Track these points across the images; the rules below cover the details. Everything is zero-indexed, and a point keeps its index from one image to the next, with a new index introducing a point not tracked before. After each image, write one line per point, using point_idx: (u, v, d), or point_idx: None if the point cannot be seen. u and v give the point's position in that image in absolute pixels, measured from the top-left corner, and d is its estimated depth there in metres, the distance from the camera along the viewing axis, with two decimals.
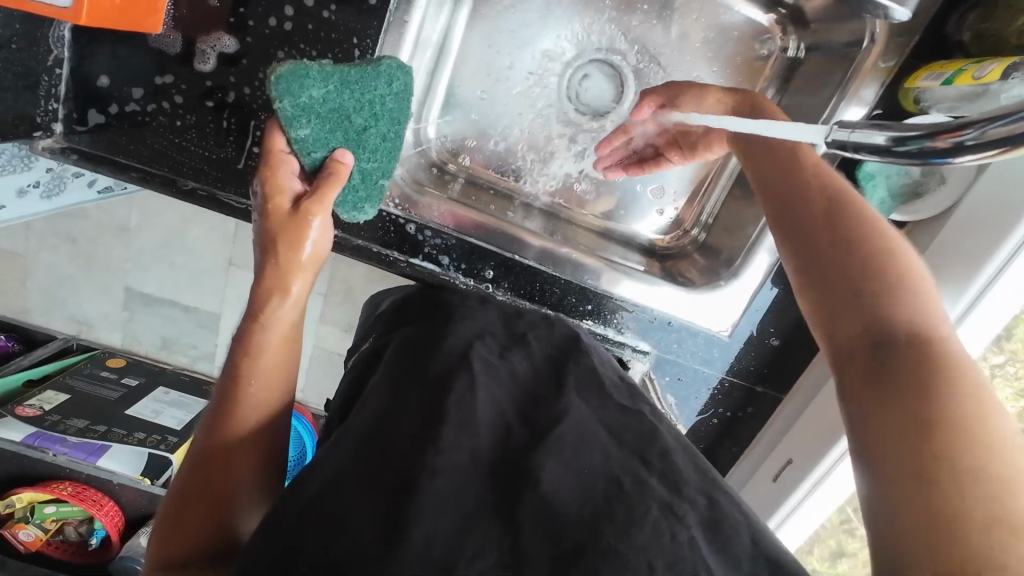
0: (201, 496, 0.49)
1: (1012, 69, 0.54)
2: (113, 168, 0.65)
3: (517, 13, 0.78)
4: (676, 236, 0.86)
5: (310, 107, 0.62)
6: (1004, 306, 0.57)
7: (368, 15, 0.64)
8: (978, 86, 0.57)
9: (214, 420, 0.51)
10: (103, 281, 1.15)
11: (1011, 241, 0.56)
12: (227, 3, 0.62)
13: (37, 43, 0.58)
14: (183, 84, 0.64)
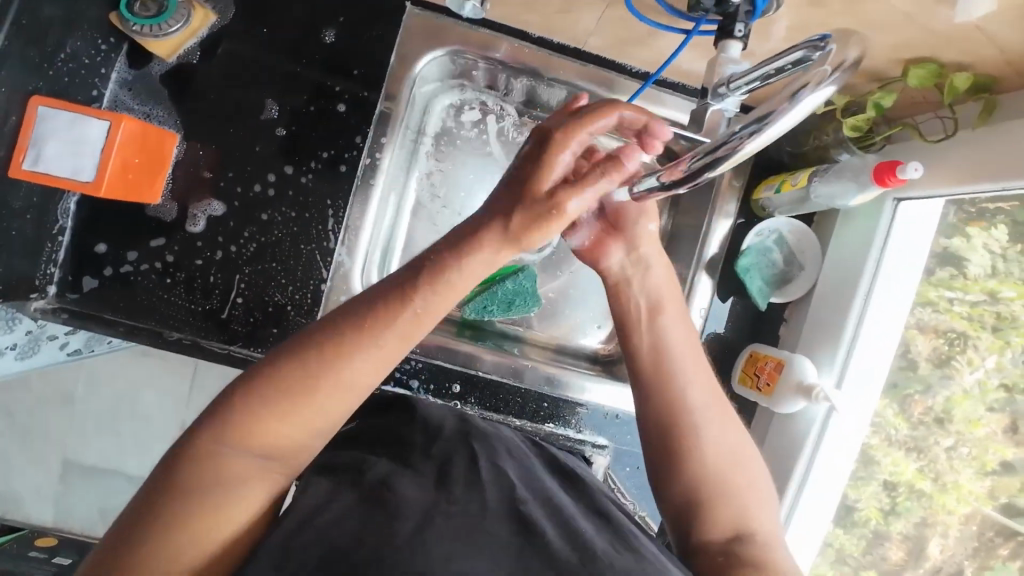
0: (293, 407, 0.47)
1: (815, 175, 0.71)
2: (102, 324, 0.71)
3: (444, 169, 0.87)
4: (616, 343, 0.95)
5: (512, 287, 0.88)
6: (860, 364, 0.73)
7: (340, 181, 0.75)
8: (799, 189, 0.72)
9: (287, 386, 0.48)
10: (41, 454, 1.11)
11: (853, 312, 0.72)
12: (218, 173, 0.72)
13: (48, 214, 0.68)
14: (175, 245, 0.72)
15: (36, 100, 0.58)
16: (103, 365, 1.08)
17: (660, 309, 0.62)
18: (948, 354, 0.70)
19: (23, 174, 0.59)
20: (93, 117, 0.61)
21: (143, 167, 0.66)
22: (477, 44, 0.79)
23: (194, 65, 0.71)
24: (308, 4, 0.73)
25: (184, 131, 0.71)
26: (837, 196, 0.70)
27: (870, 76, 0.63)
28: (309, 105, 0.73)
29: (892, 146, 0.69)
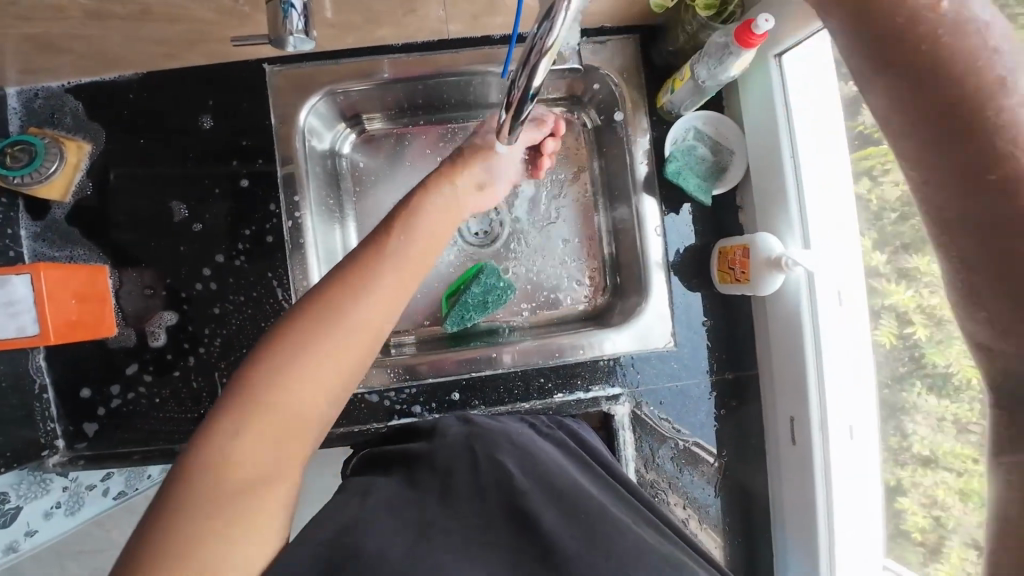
0: (305, 348, 0.50)
1: (696, 64, 0.69)
2: (117, 458, 0.75)
3: (382, 204, 0.90)
4: (598, 294, 0.93)
5: (485, 286, 0.88)
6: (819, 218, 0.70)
7: (273, 252, 0.77)
8: (689, 83, 0.71)
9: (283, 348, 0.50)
10: None
11: (789, 177, 0.71)
12: (157, 286, 0.76)
13: (24, 376, 0.72)
14: (149, 364, 0.76)
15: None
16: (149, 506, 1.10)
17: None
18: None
19: None
20: (10, 275, 0.61)
21: (82, 303, 0.68)
22: (340, 77, 0.79)
23: (89, 194, 0.75)
24: (176, 103, 0.76)
25: (110, 260, 0.76)
26: (718, 73, 0.67)
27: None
28: (213, 189, 0.77)
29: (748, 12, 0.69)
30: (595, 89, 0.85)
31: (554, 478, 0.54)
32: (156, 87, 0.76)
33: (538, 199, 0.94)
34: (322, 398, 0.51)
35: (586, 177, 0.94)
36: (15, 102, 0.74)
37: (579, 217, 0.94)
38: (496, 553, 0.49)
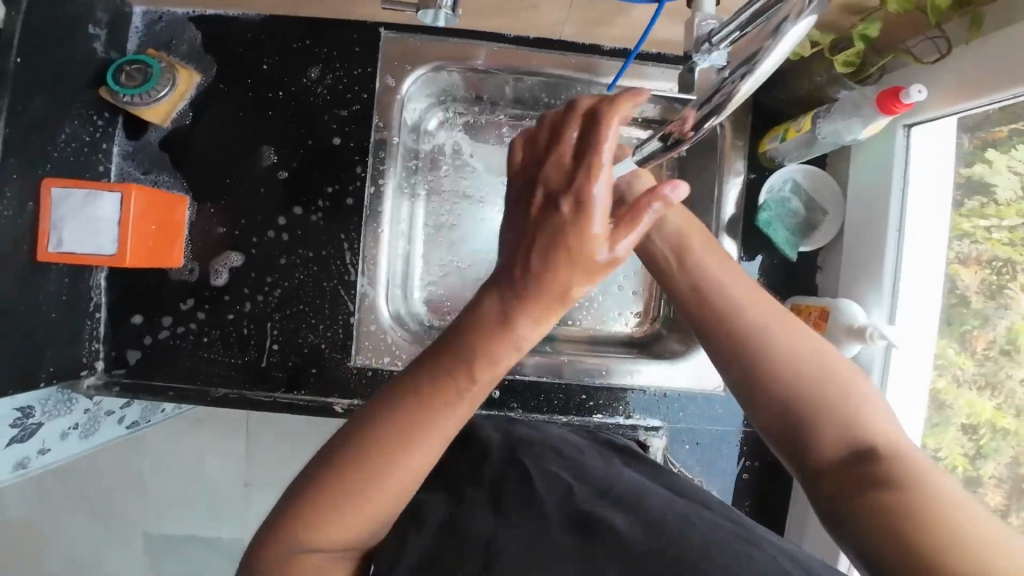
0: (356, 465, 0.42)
1: (821, 115, 0.68)
2: (151, 392, 0.76)
3: (456, 190, 0.88)
4: (648, 323, 0.94)
5: None
6: (908, 293, 0.69)
7: (349, 214, 0.77)
8: (806, 134, 0.70)
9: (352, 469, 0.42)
10: (118, 533, 1.18)
11: (890, 246, 0.69)
12: (230, 225, 0.76)
13: (81, 293, 0.73)
14: (204, 303, 0.76)
15: (48, 181, 0.62)
16: (151, 437, 1.13)
17: (686, 242, 0.57)
18: (997, 284, 0.63)
19: (50, 255, 0.62)
20: (105, 191, 0.63)
21: (159, 234, 0.69)
22: (453, 56, 0.78)
23: (187, 123, 0.75)
24: (282, 53, 0.76)
25: (190, 191, 0.75)
26: (844, 132, 0.67)
27: (848, 9, 0.62)
28: (305, 140, 0.77)
29: (888, 75, 0.68)
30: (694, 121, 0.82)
31: (615, 484, 0.53)
32: (275, 31, 0.76)
33: None
34: (372, 519, 0.43)
35: None
36: (138, 22, 0.76)
37: None
38: (570, 539, 0.46)
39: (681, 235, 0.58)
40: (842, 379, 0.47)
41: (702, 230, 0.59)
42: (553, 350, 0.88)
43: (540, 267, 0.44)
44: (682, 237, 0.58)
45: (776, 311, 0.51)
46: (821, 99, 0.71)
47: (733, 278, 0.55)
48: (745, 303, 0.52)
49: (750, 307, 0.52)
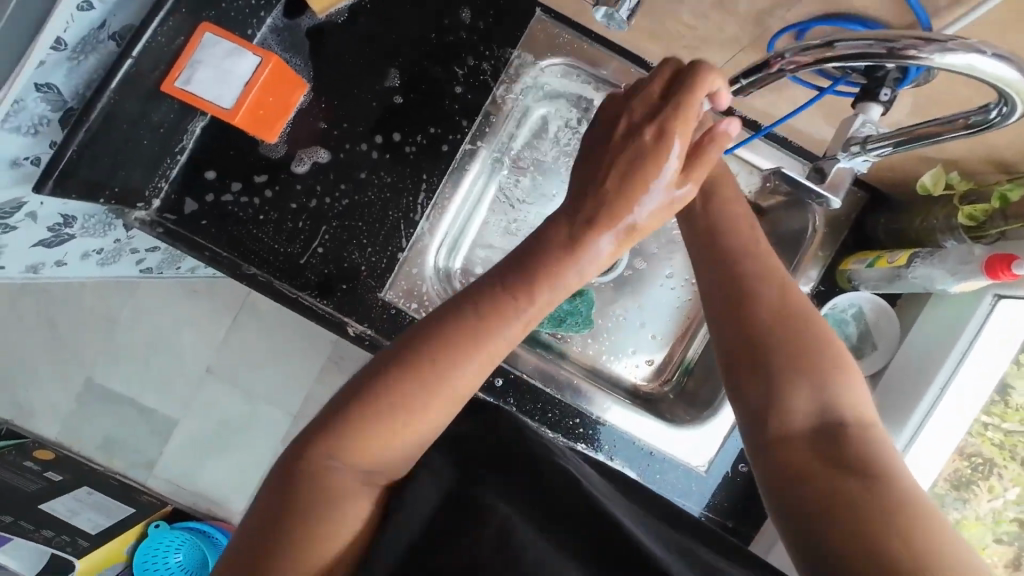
0: (404, 396, 0.50)
1: (916, 257, 0.72)
2: (189, 245, 0.78)
3: (533, 185, 0.93)
4: (659, 382, 0.98)
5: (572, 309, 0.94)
6: (927, 439, 0.71)
7: (439, 160, 0.81)
8: (894, 268, 0.74)
9: (391, 398, 0.49)
10: (115, 371, 1.59)
11: (930, 394, 0.71)
12: (332, 124, 0.81)
13: (176, 132, 0.79)
14: (277, 183, 0.80)
15: (205, 26, 0.70)
16: (175, 316, 1.57)
17: (718, 189, 0.67)
18: (969, 478, 0.72)
19: (173, 89, 0.69)
20: (247, 52, 0.71)
21: (273, 109, 0.77)
22: (589, 59, 0.84)
23: (339, 22, 0.83)
24: (441, 3, 0.83)
25: (313, 82, 0.82)
26: (936, 280, 0.69)
27: (1000, 165, 0.65)
28: (427, 80, 0.82)
29: (1005, 241, 0.66)
30: (792, 217, 0.83)
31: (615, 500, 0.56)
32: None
33: (646, 274, 0.99)
34: (406, 450, 0.51)
35: None
36: None
37: (689, 308, 0.99)
38: (552, 545, 0.48)
39: (714, 183, 0.67)
40: (836, 360, 0.56)
41: (738, 199, 0.67)
42: (564, 365, 0.91)
43: (613, 188, 0.54)
44: (713, 186, 0.67)
45: (796, 297, 0.59)
46: (923, 239, 0.74)
47: (760, 258, 0.62)
48: (766, 285, 0.60)
49: (769, 290, 0.59)
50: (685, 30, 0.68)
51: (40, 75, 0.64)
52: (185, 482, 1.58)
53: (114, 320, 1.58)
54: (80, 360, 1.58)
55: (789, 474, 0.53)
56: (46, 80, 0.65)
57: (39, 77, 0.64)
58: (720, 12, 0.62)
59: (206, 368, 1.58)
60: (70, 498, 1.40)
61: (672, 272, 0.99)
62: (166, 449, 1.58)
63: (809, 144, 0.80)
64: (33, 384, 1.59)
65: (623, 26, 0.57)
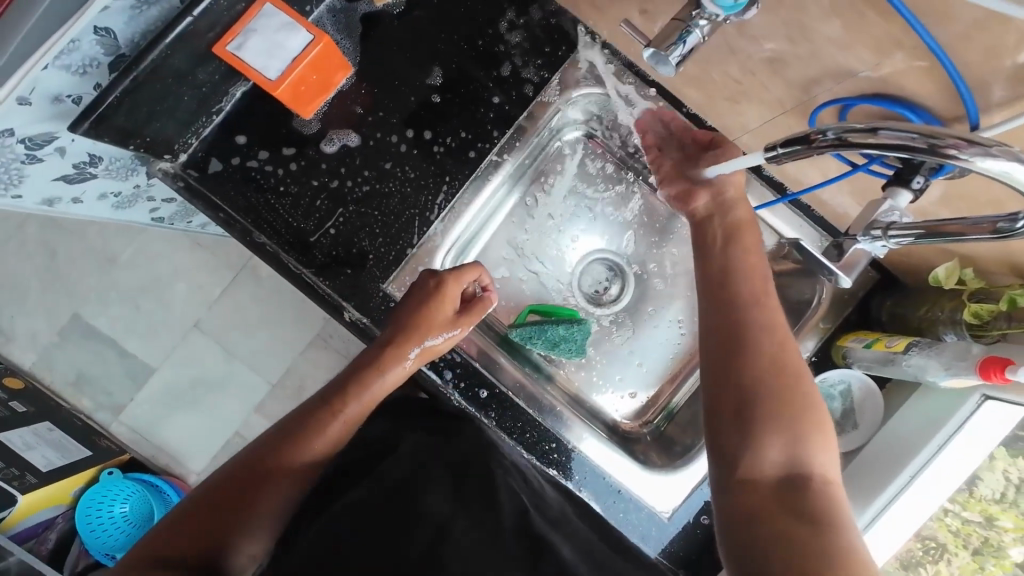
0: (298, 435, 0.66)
1: (913, 345, 0.73)
2: (206, 203, 0.80)
3: (548, 208, 0.96)
4: (639, 423, 0.98)
5: (569, 335, 0.92)
6: (891, 526, 0.71)
7: (465, 164, 0.82)
8: (890, 351, 0.75)
9: (297, 434, 0.66)
10: (101, 310, 1.58)
11: (894, 484, 0.71)
12: (368, 111, 0.82)
13: (217, 93, 0.80)
14: (302, 159, 0.81)
15: None
16: (174, 267, 1.58)
17: (739, 234, 0.71)
18: (918, 559, 0.73)
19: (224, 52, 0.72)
20: (300, 27, 0.72)
21: (315, 87, 0.78)
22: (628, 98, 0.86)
23: (396, 13, 0.84)
24: (497, 15, 0.84)
25: (359, 66, 0.84)
26: (928, 370, 0.71)
27: (1014, 268, 0.65)
28: (468, 86, 0.83)
29: (1005, 343, 0.66)
30: (796, 285, 0.85)
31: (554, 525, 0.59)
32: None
33: (647, 313, 0.99)
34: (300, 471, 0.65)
35: None
36: None
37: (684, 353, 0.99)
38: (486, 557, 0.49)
39: (735, 226, 0.72)
40: (812, 418, 0.61)
41: (758, 246, 0.71)
42: (549, 390, 0.91)
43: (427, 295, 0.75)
44: (735, 230, 0.72)
45: (788, 353, 0.64)
46: (924, 329, 0.75)
47: (767, 309, 0.66)
48: (765, 336, 0.64)
49: (765, 343, 0.64)
50: (730, 86, 0.69)
51: (101, 18, 0.67)
52: (148, 433, 1.58)
53: (112, 260, 1.57)
54: (70, 293, 1.58)
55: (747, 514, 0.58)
56: (105, 25, 0.68)
57: (100, 20, 0.67)
58: (771, 74, 0.63)
59: (194, 323, 1.60)
60: (29, 431, 1.34)
61: (674, 315, 0.99)
62: (137, 396, 1.59)
63: (830, 215, 0.81)
64: (18, 308, 1.58)
65: (672, 70, 0.59)
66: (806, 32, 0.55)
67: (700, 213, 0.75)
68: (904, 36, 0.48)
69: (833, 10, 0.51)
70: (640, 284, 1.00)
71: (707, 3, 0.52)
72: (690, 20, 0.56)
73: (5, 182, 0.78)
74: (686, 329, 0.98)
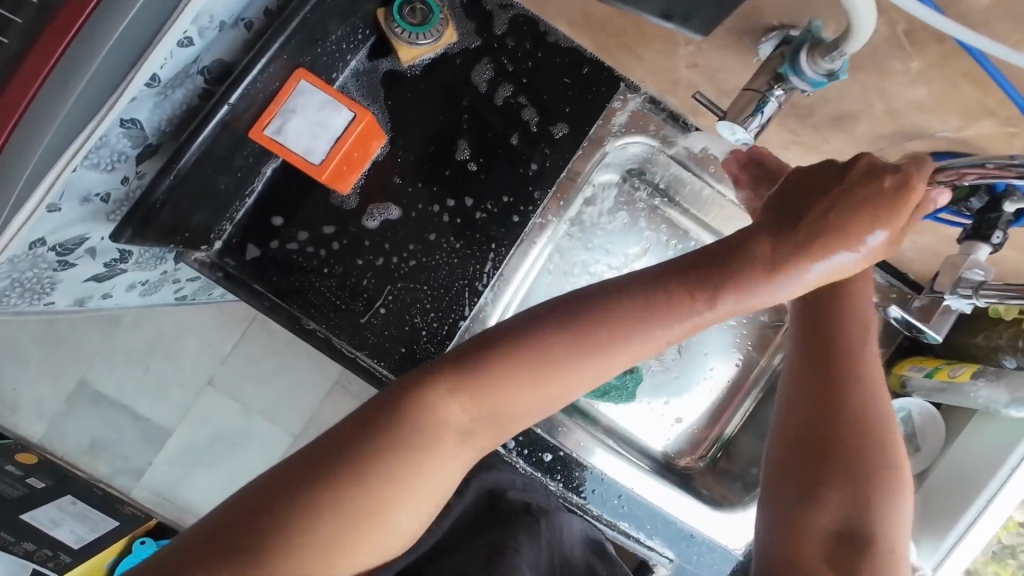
0: (412, 462, 0.50)
1: (979, 373, 0.74)
2: (250, 293, 0.76)
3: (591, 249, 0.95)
4: (695, 455, 0.99)
5: (623, 384, 0.95)
6: (965, 561, 0.72)
7: (511, 229, 0.82)
8: (953, 381, 0.76)
9: (416, 450, 0.50)
10: (106, 375, 1.50)
11: (961, 520, 0.73)
12: (406, 182, 0.81)
13: (251, 174, 0.77)
14: (344, 238, 0.79)
15: (302, 73, 0.69)
16: (188, 319, 1.50)
17: (854, 286, 0.64)
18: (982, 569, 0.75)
19: (261, 136, 0.68)
20: (340, 105, 0.70)
21: (356, 164, 0.75)
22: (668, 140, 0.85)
23: (426, 74, 0.82)
24: (533, 67, 0.83)
25: (389, 133, 0.81)
26: (993, 402, 0.72)
27: None
28: (505, 145, 0.83)
29: None
30: None
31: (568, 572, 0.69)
32: (539, 44, 0.83)
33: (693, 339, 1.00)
34: (393, 524, 0.50)
35: (762, 364, 1.00)
36: None
37: (732, 379, 1.01)
38: None
39: (845, 275, 0.64)
40: (889, 480, 0.60)
41: (866, 296, 0.64)
42: (608, 441, 0.93)
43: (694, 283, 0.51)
44: (845, 273, 0.64)
45: (879, 413, 0.61)
46: (983, 354, 0.77)
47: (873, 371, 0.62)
48: (859, 393, 0.61)
49: (857, 399, 0.61)
50: (786, 135, 0.70)
51: (129, 110, 0.61)
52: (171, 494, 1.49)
53: (115, 321, 1.49)
54: (75, 358, 1.49)
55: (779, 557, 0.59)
56: (132, 116, 0.62)
57: (129, 111, 0.61)
58: (836, 130, 0.65)
59: (207, 380, 1.51)
60: (53, 507, 1.31)
61: (718, 344, 1.01)
62: (156, 459, 1.50)
63: None
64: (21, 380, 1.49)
65: (752, 138, 0.61)
66: (883, 94, 0.57)
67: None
68: (999, 107, 0.51)
69: (921, 76, 0.53)
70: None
71: (794, 79, 0.54)
72: (766, 91, 0.57)
73: (38, 292, 0.73)
74: (737, 352, 1.01)
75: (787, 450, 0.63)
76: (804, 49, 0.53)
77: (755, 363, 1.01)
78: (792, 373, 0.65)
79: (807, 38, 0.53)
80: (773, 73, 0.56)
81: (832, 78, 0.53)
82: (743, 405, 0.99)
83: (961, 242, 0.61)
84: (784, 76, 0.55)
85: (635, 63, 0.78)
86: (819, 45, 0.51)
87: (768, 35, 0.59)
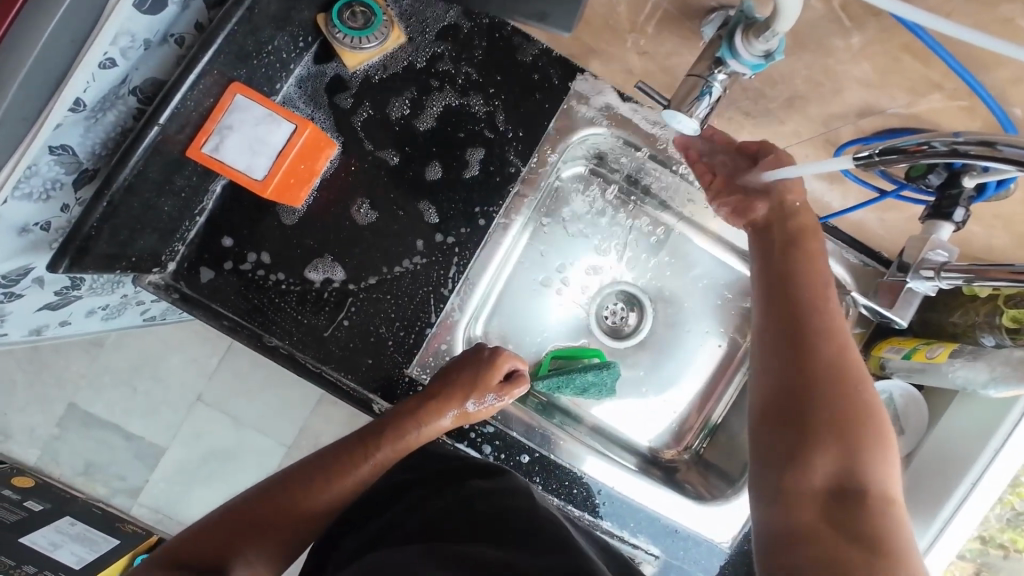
0: (341, 469, 0.71)
1: (955, 354, 0.72)
2: (208, 313, 0.75)
3: (556, 242, 0.93)
4: (679, 448, 0.96)
5: (599, 380, 0.86)
6: (955, 542, 0.69)
7: (472, 232, 0.80)
8: (930, 362, 0.74)
9: (342, 461, 0.71)
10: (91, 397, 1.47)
11: (946, 505, 0.70)
12: (359, 193, 0.79)
13: (198, 193, 0.75)
14: (301, 251, 0.77)
15: (237, 87, 0.68)
16: (175, 336, 1.43)
17: (806, 244, 0.66)
18: (974, 549, 0.73)
19: (199, 154, 0.68)
20: (283, 119, 0.70)
21: (305, 177, 0.75)
22: (627, 127, 0.83)
23: (376, 77, 0.80)
24: (484, 62, 0.81)
25: (340, 141, 0.79)
26: (974, 382, 0.70)
27: None
28: (462, 144, 0.81)
29: None
30: None
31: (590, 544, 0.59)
32: (488, 39, 0.81)
33: (676, 326, 0.97)
34: (297, 514, 0.68)
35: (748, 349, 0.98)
36: None
37: (713, 370, 0.97)
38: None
39: (800, 232, 0.66)
40: (870, 427, 0.58)
41: (823, 255, 0.66)
42: (588, 439, 0.91)
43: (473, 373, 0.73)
44: (800, 234, 0.66)
45: (853, 367, 0.60)
46: (963, 332, 0.75)
47: (835, 327, 0.62)
48: (832, 351, 0.61)
49: (830, 358, 0.60)
50: (742, 116, 0.68)
51: (56, 137, 0.59)
52: (170, 510, 1.42)
53: None
54: (60, 381, 1.41)
55: (781, 529, 0.57)
56: (62, 142, 0.60)
57: (55, 139, 0.59)
58: (788, 111, 0.62)
59: (197, 397, 1.43)
60: (52, 531, 1.23)
61: (706, 332, 0.96)
62: (153, 476, 1.42)
63: (845, 225, 0.78)
64: (7, 406, 1.39)
65: (703, 123, 0.58)
66: (829, 73, 0.54)
67: (760, 218, 0.69)
68: (944, 81, 0.50)
69: (864, 53, 0.51)
70: (657, 312, 0.97)
71: (733, 63, 0.52)
72: (709, 75, 0.55)
73: None
74: (723, 332, 0.96)
75: (767, 413, 0.61)
76: (739, 31, 0.50)
77: (740, 344, 0.96)
78: (761, 338, 0.65)
79: (741, 20, 0.51)
80: (714, 57, 0.54)
81: (770, 59, 0.50)
82: (727, 391, 0.96)
83: (923, 220, 0.59)
84: (723, 60, 0.53)
85: (587, 52, 0.76)
86: (752, 26, 0.49)
87: (710, 16, 0.57)
